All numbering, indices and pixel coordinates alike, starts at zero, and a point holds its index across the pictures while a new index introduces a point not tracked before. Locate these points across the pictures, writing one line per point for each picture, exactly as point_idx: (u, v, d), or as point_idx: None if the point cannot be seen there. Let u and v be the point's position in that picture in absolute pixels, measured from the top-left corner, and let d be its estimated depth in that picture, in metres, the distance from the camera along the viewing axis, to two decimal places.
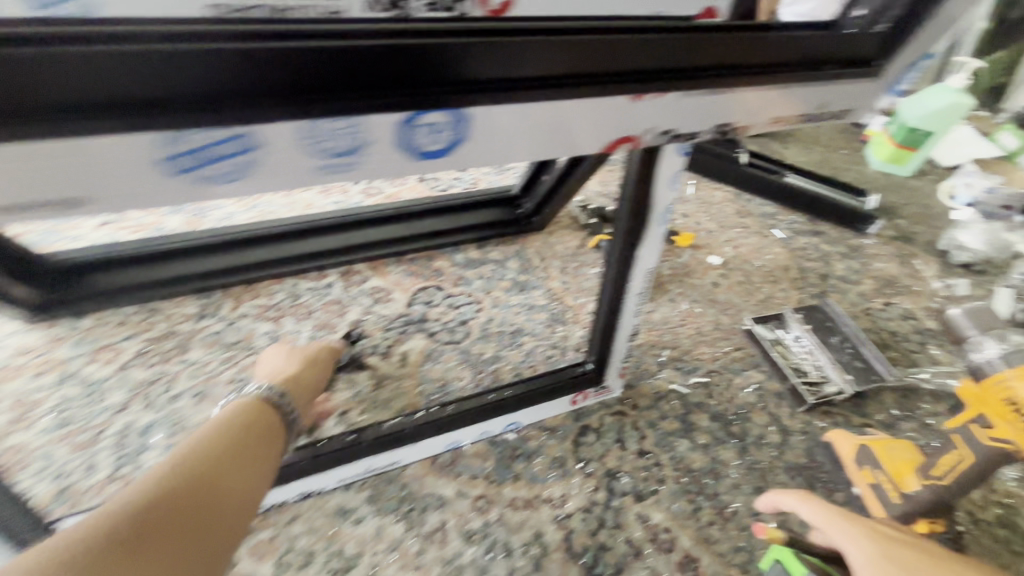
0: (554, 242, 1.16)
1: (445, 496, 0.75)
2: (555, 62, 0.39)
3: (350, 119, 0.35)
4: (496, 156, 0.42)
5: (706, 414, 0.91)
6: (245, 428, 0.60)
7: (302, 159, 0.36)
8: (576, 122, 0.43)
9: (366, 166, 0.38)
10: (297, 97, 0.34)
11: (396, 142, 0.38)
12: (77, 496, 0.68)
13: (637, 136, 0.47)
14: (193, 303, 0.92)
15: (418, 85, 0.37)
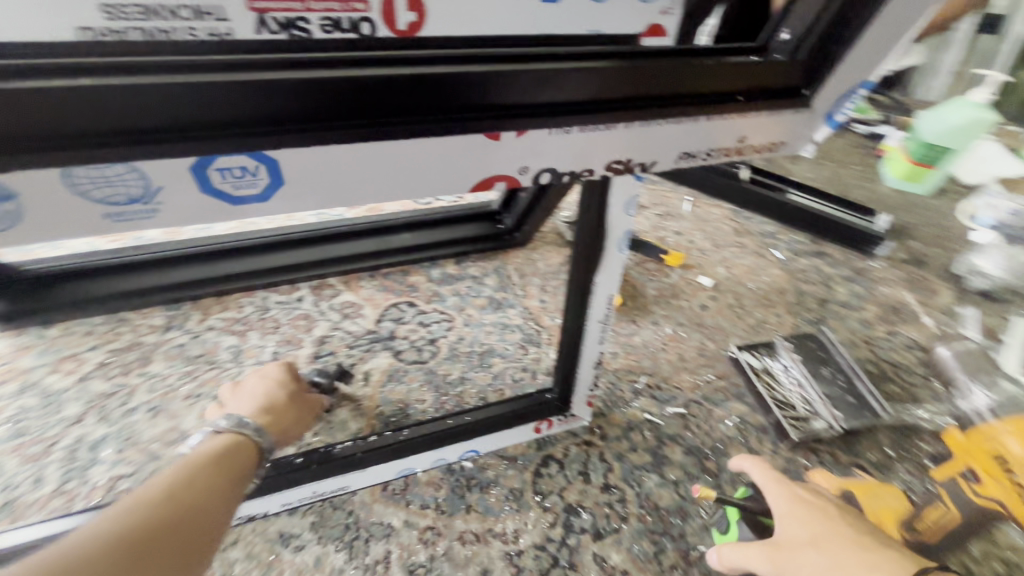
0: (536, 259, 1.13)
1: (392, 525, 0.72)
2: (416, 95, 0.36)
3: (129, 164, 0.30)
4: (337, 200, 0.37)
5: (680, 447, 0.86)
6: (229, 454, 0.58)
7: (73, 209, 0.31)
8: (442, 162, 0.38)
9: (170, 214, 0.33)
10: (87, 140, 0.30)
11: (199, 188, 0.33)
12: (20, 511, 0.67)
13: (515, 176, 0.42)
14: (161, 314, 0.91)
15: (241, 123, 0.32)
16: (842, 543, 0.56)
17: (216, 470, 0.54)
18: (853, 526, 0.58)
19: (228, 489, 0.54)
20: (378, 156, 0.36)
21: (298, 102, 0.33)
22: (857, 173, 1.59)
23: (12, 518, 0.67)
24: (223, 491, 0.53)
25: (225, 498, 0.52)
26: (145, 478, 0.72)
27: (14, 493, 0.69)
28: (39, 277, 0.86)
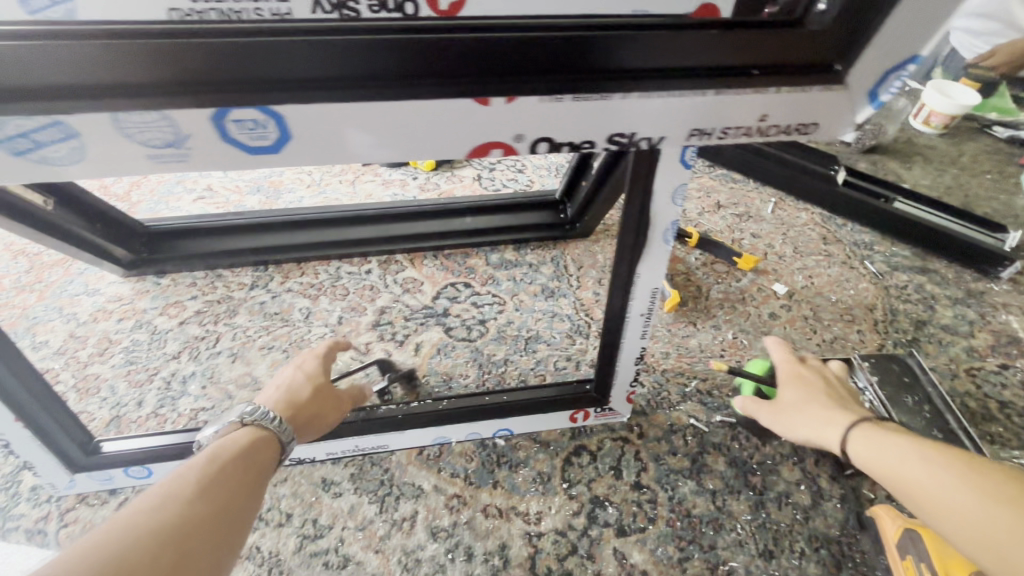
0: (596, 251, 1.12)
1: (423, 488, 0.76)
2: (426, 61, 0.42)
3: (162, 113, 0.41)
4: (340, 153, 0.46)
5: (724, 457, 0.82)
6: (250, 449, 0.60)
7: (128, 147, 0.42)
8: (439, 124, 0.45)
9: (195, 156, 0.44)
10: (165, 88, 0.41)
11: (218, 138, 0.43)
12: (125, 425, 0.80)
13: (505, 143, 0.47)
14: (250, 273, 1.03)
15: (277, 82, 0.42)
16: (818, 408, 0.71)
17: (237, 469, 0.56)
18: (835, 398, 0.73)
19: (250, 488, 0.56)
20: (377, 116, 0.44)
21: (325, 65, 0.42)
22: (988, 183, 1.38)
23: (118, 430, 0.80)
24: (244, 489, 0.55)
25: (247, 496, 0.55)
26: (222, 413, 0.83)
27: (122, 411, 0.82)
28: (160, 234, 1.02)
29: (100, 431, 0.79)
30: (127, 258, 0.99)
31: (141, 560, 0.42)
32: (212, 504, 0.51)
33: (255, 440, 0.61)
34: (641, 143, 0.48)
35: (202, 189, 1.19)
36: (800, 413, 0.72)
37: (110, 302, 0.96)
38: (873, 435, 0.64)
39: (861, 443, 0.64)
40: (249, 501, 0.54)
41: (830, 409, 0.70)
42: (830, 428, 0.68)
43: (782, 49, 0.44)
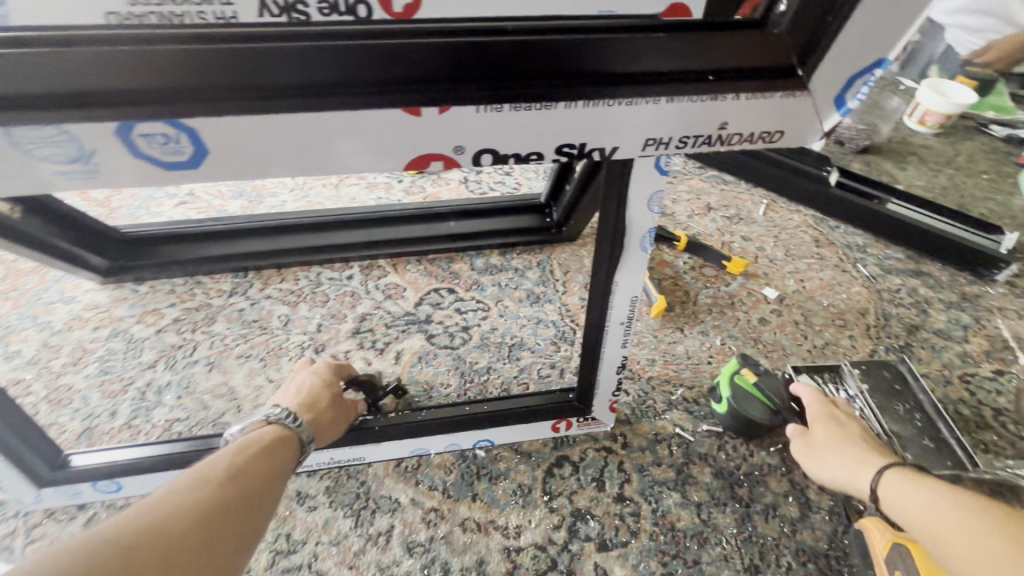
0: (583, 255, 1.10)
1: (400, 501, 0.74)
2: (364, 68, 0.39)
3: (61, 128, 0.37)
4: (270, 166, 0.43)
5: (709, 468, 0.80)
6: (274, 441, 0.60)
7: (30, 164, 0.38)
8: (377, 134, 0.42)
9: (104, 173, 0.40)
10: (65, 101, 0.37)
11: (131, 151, 0.39)
12: (96, 437, 0.79)
13: (448, 154, 0.44)
14: (229, 280, 1.01)
15: (189, 90, 0.38)
16: (853, 448, 0.69)
17: (263, 459, 0.56)
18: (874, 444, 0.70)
19: (274, 478, 0.56)
20: (311, 127, 0.40)
21: (251, 71, 0.38)
22: (984, 183, 1.36)
23: (89, 442, 0.78)
24: (269, 479, 0.55)
25: (272, 486, 0.54)
26: (197, 424, 0.81)
27: (94, 422, 0.80)
28: (138, 240, 1.00)
29: (71, 444, 0.78)
30: (104, 265, 0.98)
31: (172, 537, 0.43)
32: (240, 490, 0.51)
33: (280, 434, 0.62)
34: (594, 154, 0.46)
35: (184, 194, 1.18)
36: (834, 450, 0.70)
37: (87, 310, 0.95)
38: (900, 479, 0.60)
39: (891, 479, 0.61)
40: (275, 492, 0.54)
41: (867, 451, 0.68)
42: (864, 468, 0.65)
43: (744, 53, 0.42)
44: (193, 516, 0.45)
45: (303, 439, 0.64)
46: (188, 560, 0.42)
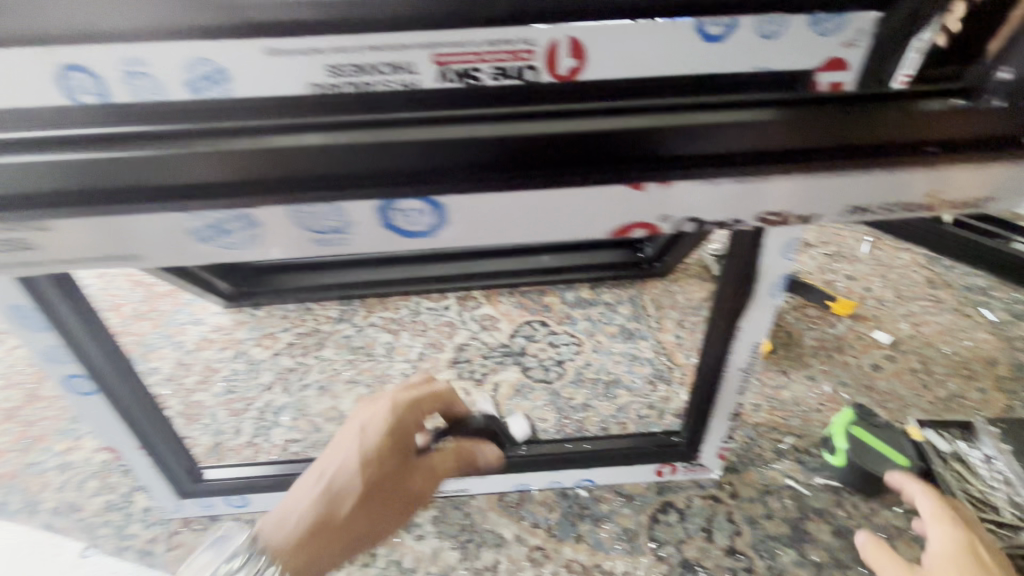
0: (676, 291, 1.08)
1: (504, 537, 0.75)
2: (597, 144, 0.40)
3: (336, 204, 0.40)
4: (490, 237, 0.43)
5: (828, 525, 0.75)
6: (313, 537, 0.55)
7: (296, 231, 0.41)
8: (586, 208, 0.42)
9: (355, 241, 0.42)
10: (330, 181, 0.40)
11: (379, 222, 0.41)
12: (224, 453, 0.85)
13: (653, 224, 0.43)
14: (336, 307, 1.07)
15: (439, 172, 0.40)
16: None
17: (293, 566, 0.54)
18: None
19: (377, 529, 0.57)
20: (544, 202, 0.41)
21: (490, 151, 0.39)
22: None
23: (218, 457, 0.84)
24: (374, 527, 0.57)
25: (374, 534, 0.57)
26: (311, 445, 0.86)
27: (222, 438, 0.87)
28: (260, 269, 1.09)
29: (202, 458, 0.84)
30: (229, 290, 1.06)
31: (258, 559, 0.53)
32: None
33: (324, 524, 0.56)
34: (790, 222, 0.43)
35: None
36: None
37: (213, 332, 1.03)
38: None
39: None
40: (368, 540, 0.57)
41: None
42: None
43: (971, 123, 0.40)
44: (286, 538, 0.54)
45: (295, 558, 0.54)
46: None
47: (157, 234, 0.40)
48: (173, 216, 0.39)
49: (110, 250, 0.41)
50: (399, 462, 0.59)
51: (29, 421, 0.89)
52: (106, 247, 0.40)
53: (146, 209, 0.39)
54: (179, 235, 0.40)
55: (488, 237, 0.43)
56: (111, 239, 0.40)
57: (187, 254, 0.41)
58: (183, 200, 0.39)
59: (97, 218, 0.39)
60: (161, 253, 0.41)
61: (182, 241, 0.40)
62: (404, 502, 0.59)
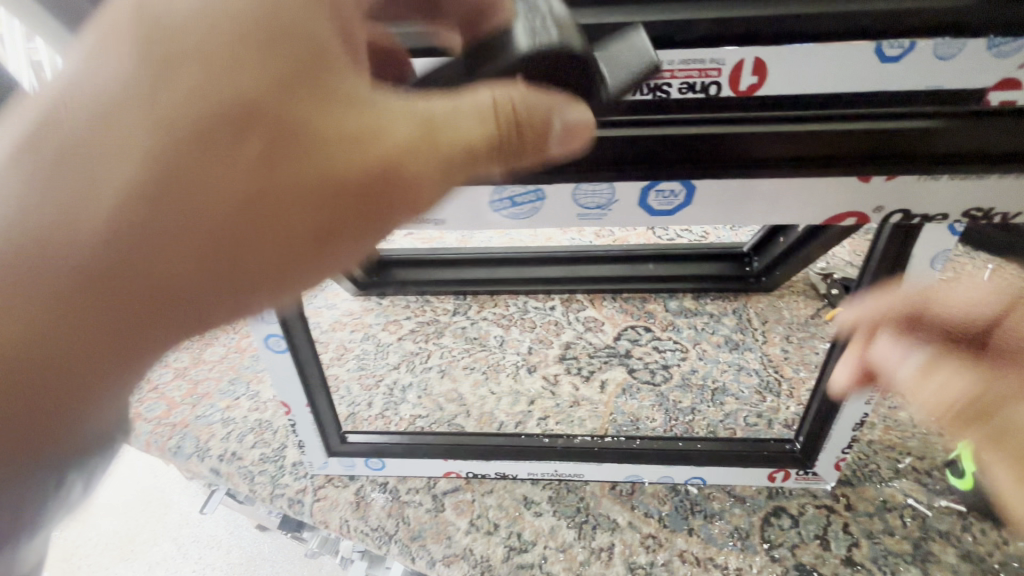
0: (781, 307, 1.10)
1: (617, 522, 0.79)
2: (835, 147, 0.45)
3: (609, 185, 0.49)
4: (722, 219, 0.50)
5: (954, 548, 0.74)
6: (94, 249, 0.41)
7: (570, 209, 0.51)
8: (812, 199, 0.48)
9: (613, 216, 0.51)
10: (608, 167, 0.48)
11: (636, 203, 0.50)
12: (360, 421, 0.95)
13: (864, 213, 0.49)
14: (451, 301, 1.17)
15: (696, 163, 0.47)
16: None
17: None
18: None
19: (297, 204, 0.43)
20: (777, 190, 0.48)
21: (742, 148, 0.46)
22: None
23: (355, 425, 0.95)
24: (310, 189, 0.43)
25: (301, 191, 0.42)
26: (434, 421, 0.94)
27: (356, 408, 0.97)
28: (387, 262, 1.22)
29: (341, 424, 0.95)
30: (360, 279, 1.19)
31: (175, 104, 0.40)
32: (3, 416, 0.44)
33: (101, 257, 0.41)
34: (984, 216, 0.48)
35: None
36: None
37: (345, 316, 1.15)
38: None
39: None
40: (283, 221, 0.43)
41: None
42: None
43: None
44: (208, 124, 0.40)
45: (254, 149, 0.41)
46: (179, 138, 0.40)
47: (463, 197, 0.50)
48: (484, 191, 0.51)
49: (428, 214, 0.52)
50: (306, 133, 0.42)
51: (196, 380, 1.04)
52: (424, 211, 0.51)
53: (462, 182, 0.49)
54: (487, 207, 0.52)
55: (723, 217, 0.50)
56: (430, 205, 0.51)
57: (493, 221, 0.53)
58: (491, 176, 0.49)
59: None
60: (474, 217, 0.53)
61: (488, 212, 0.52)
62: (309, 209, 0.43)
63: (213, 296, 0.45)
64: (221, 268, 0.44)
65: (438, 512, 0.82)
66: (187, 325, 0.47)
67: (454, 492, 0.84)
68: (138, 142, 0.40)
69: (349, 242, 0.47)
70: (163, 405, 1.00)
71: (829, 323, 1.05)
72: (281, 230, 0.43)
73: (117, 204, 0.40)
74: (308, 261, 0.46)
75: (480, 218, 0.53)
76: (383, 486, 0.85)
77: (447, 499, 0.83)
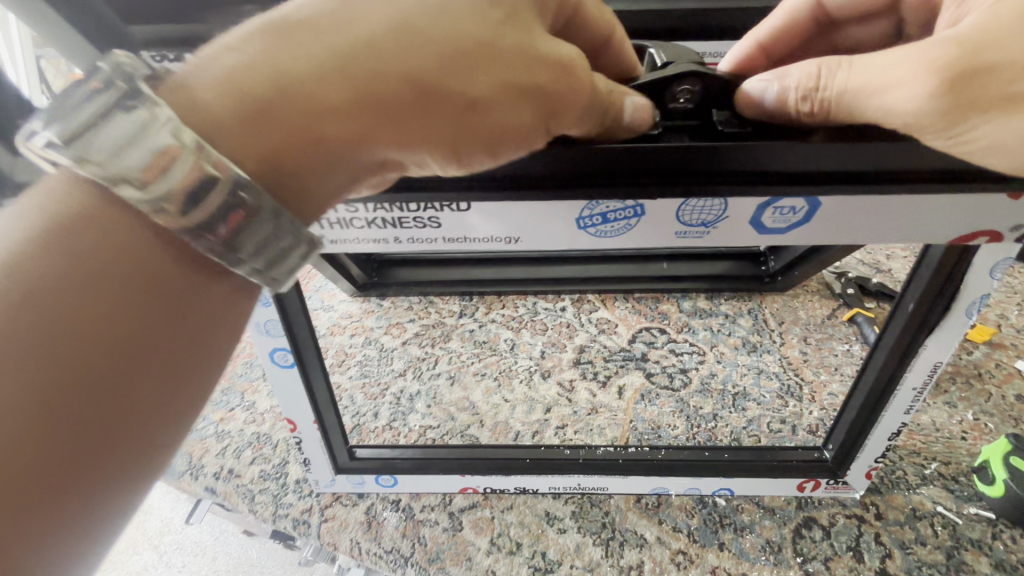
0: (797, 307, 1.07)
1: (646, 538, 0.76)
2: (942, 159, 0.39)
3: (722, 198, 0.41)
4: (838, 236, 0.44)
5: (986, 557, 0.72)
6: (321, 71, 0.31)
7: (669, 226, 0.43)
8: (935, 218, 0.41)
9: (718, 234, 0.44)
10: (688, 179, 0.40)
11: (749, 218, 0.42)
12: (366, 434, 0.89)
13: (993, 230, 0.43)
14: (457, 302, 1.11)
15: (787, 177, 0.40)
16: None
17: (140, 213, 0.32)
18: None
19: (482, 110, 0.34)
20: (890, 210, 0.41)
21: (836, 161, 0.39)
22: None
23: (361, 438, 0.89)
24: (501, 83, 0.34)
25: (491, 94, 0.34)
26: (445, 433, 0.89)
27: (362, 420, 0.91)
28: (388, 262, 1.15)
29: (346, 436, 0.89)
30: (361, 279, 1.13)
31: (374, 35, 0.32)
32: (143, 272, 0.32)
33: (315, 121, 0.32)
34: None
35: None
36: None
37: (344, 319, 1.09)
38: None
39: None
40: (449, 122, 0.34)
41: None
42: None
43: None
44: (382, 62, 0.32)
45: (386, 77, 0.32)
46: (355, 60, 0.32)
47: (534, 215, 0.43)
48: (567, 206, 0.41)
49: (494, 232, 0.44)
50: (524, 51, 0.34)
51: None
52: (487, 229, 0.44)
53: (533, 196, 0.41)
54: (569, 225, 0.43)
55: (840, 237, 0.44)
56: (496, 220, 0.43)
57: (572, 240, 0.45)
58: (564, 188, 0.40)
59: (504, 204, 0.42)
60: (550, 236, 0.44)
61: (569, 230, 0.44)
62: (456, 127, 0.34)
63: (354, 155, 0.34)
64: (372, 119, 0.33)
65: (456, 532, 0.77)
66: (292, 194, 0.34)
67: (472, 509, 0.80)
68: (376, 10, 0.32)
69: (547, 118, 0.36)
70: None
71: (845, 324, 1.03)
72: (480, 109, 0.34)
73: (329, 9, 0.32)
74: (510, 139, 0.36)
75: (557, 236, 0.44)
76: (395, 505, 0.80)
77: (464, 518, 0.79)
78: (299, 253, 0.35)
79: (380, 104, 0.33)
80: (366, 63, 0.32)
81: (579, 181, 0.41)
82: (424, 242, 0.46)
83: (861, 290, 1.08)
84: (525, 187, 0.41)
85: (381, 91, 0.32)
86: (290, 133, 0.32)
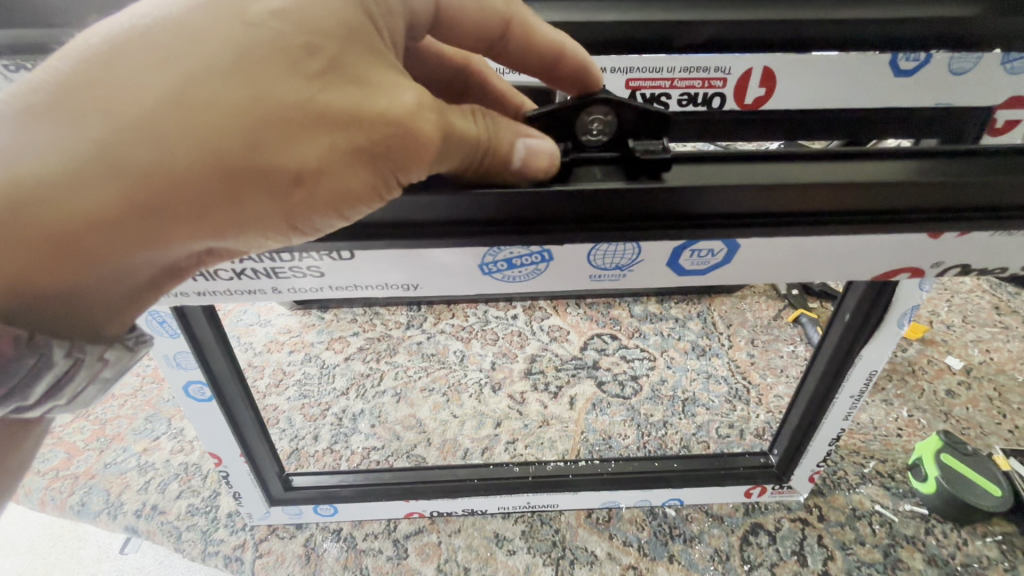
0: (744, 309, 1.09)
1: (596, 554, 0.74)
2: (858, 197, 0.37)
3: (635, 242, 0.38)
4: (761, 276, 0.42)
5: (920, 553, 0.75)
6: (89, 164, 0.26)
7: (583, 269, 0.40)
8: (858, 256, 0.40)
9: (634, 277, 0.41)
10: (598, 223, 0.38)
11: (667, 260, 0.40)
12: (304, 459, 0.84)
13: (921, 268, 0.42)
14: (404, 312, 1.07)
15: (703, 218, 0.38)
16: None
17: None
18: None
19: (311, 189, 0.30)
20: (810, 250, 0.40)
21: (752, 201, 0.37)
22: None
23: (299, 464, 0.84)
24: (331, 159, 0.30)
25: (320, 171, 0.30)
26: (389, 454, 0.85)
27: (300, 444, 0.86)
28: None
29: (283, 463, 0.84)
30: None
31: (144, 110, 0.27)
32: None
33: (93, 227, 0.27)
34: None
35: None
36: None
37: (281, 335, 1.03)
38: None
39: None
40: (273, 204, 0.30)
41: None
42: None
43: None
44: (166, 140, 0.27)
45: (180, 160, 0.27)
46: (125, 144, 0.27)
47: (433, 264, 0.39)
48: (474, 249, 0.38)
49: (391, 278, 0.40)
50: (347, 113, 0.29)
51: (103, 421, 0.89)
52: (383, 276, 0.40)
53: (429, 243, 0.38)
54: (471, 269, 0.40)
55: (769, 277, 0.42)
56: (389, 267, 0.40)
57: (480, 284, 0.41)
58: (460, 234, 0.37)
59: (398, 252, 0.38)
60: (452, 280, 0.41)
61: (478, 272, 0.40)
62: (285, 208, 0.30)
63: (158, 253, 0.30)
64: (162, 219, 0.28)
65: (400, 560, 0.74)
66: (79, 309, 0.31)
67: (417, 535, 0.76)
68: (143, 78, 0.27)
69: (394, 178, 0.32)
70: (61, 452, 0.84)
71: (790, 325, 1.05)
72: (305, 186, 0.30)
73: (86, 81, 0.27)
74: (354, 206, 0.32)
75: (463, 279, 0.41)
76: (336, 534, 0.76)
77: (409, 545, 0.75)
78: (104, 361, 0.33)
79: (187, 192, 0.28)
80: (140, 146, 0.27)
81: (472, 225, 0.37)
82: (308, 291, 0.42)
83: (804, 290, 1.10)
84: (418, 234, 0.37)
85: (174, 180, 0.28)
86: (67, 238, 0.27)
